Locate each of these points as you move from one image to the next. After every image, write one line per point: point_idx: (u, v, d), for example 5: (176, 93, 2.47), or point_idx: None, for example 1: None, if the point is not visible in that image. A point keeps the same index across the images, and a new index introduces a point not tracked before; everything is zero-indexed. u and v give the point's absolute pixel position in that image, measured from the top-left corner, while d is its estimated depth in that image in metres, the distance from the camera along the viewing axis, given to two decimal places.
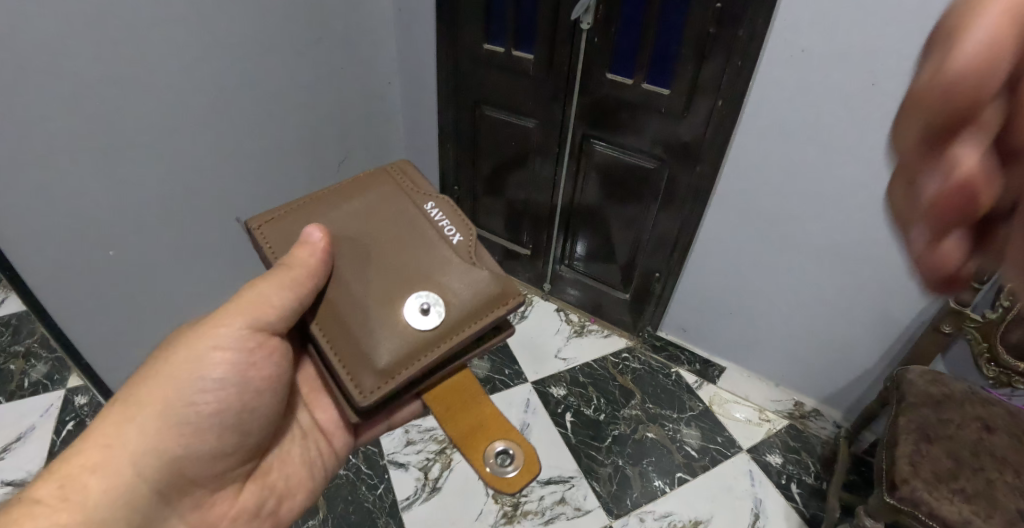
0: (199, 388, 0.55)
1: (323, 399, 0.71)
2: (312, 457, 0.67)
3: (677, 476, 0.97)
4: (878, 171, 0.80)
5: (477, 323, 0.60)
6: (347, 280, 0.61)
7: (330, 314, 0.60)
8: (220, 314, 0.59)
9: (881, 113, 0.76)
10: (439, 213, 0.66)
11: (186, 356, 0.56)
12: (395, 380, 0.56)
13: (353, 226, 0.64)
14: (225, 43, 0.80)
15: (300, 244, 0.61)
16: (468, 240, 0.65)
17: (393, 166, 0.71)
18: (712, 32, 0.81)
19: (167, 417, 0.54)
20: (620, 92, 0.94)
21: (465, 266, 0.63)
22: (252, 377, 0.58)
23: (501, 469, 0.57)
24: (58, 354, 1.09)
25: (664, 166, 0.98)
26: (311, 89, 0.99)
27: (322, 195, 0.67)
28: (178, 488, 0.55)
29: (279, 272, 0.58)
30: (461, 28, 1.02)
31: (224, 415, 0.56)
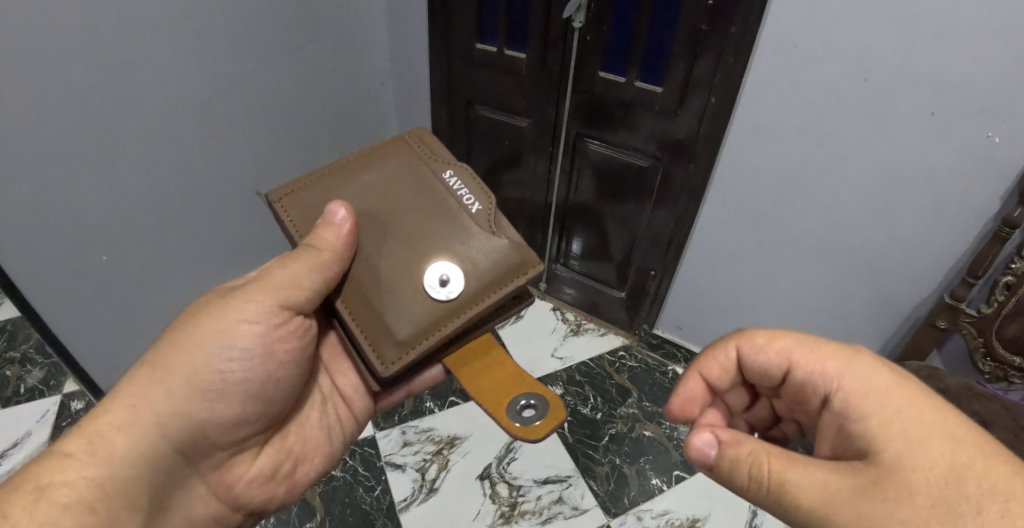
0: (226, 356, 0.52)
1: (345, 365, 0.67)
2: (331, 424, 0.64)
3: (674, 474, 0.97)
4: (873, 167, 0.81)
5: (496, 294, 0.58)
6: (369, 252, 0.59)
7: (350, 286, 0.59)
8: (249, 285, 0.55)
9: (875, 109, 0.76)
10: (457, 182, 0.63)
11: (214, 326, 0.52)
12: (416, 351, 0.56)
13: (373, 197, 0.61)
14: (218, 46, 0.80)
15: (325, 224, 0.58)
16: (488, 210, 0.62)
17: (411, 133, 0.67)
18: (704, 30, 0.81)
19: (194, 380, 0.50)
20: (613, 91, 0.93)
21: (485, 235, 0.60)
22: (279, 350, 0.55)
23: (525, 418, 0.55)
24: (53, 359, 1.09)
25: (657, 164, 0.98)
26: (306, 93, 0.99)
27: (342, 166, 0.64)
28: (198, 451, 0.52)
29: (307, 255, 0.56)
30: (452, 27, 1.01)
31: (249, 385, 0.53)
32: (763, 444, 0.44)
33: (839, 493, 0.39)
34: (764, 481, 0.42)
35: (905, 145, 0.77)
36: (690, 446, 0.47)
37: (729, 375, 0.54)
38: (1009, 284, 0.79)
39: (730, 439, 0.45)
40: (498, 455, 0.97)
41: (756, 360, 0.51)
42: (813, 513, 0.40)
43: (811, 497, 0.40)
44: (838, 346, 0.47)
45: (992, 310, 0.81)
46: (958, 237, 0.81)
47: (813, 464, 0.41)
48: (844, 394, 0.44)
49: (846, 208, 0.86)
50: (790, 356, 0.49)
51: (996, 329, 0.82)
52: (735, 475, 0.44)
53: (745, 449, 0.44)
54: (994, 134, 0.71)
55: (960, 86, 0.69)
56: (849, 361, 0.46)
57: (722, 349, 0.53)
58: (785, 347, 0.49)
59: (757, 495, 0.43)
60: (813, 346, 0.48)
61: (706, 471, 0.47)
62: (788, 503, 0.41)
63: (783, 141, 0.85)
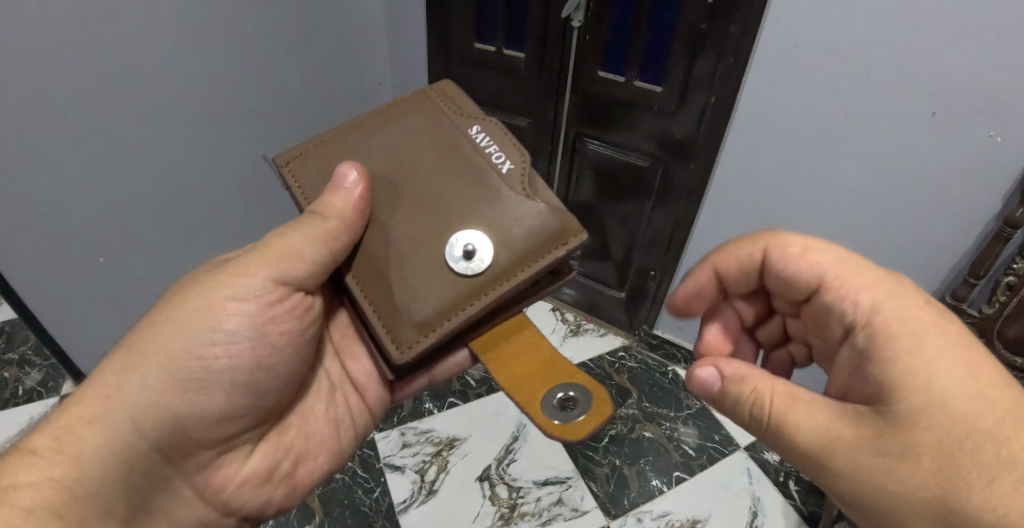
0: (209, 339, 0.47)
1: (357, 347, 0.62)
2: (337, 415, 0.59)
3: (675, 475, 0.97)
4: (874, 166, 0.80)
5: (532, 268, 0.49)
6: (383, 219, 0.52)
7: (364, 260, 0.52)
8: (240, 259, 0.50)
9: (877, 107, 0.75)
10: (485, 138, 0.54)
11: (199, 305, 0.48)
12: (436, 333, 0.48)
13: (389, 156, 0.54)
14: (216, 46, 0.79)
15: (333, 187, 0.51)
16: (521, 169, 0.52)
17: (434, 85, 0.59)
18: (704, 28, 0.80)
19: (172, 368, 0.46)
20: (612, 90, 0.93)
21: (519, 199, 0.51)
22: (272, 332, 0.50)
23: (560, 412, 0.46)
24: (51, 361, 1.08)
25: (656, 163, 0.97)
26: (304, 92, 0.99)
27: (356, 123, 0.57)
28: (181, 451, 0.47)
29: (312, 223, 0.50)
30: (451, 26, 1.01)
31: (237, 372, 0.48)
32: (768, 378, 0.43)
33: (838, 440, 0.39)
34: (764, 416, 0.42)
35: (907, 144, 0.76)
36: (694, 381, 0.46)
37: (746, 277, 0.54)
38: (1011, 284, 0.79)
39: (734, 376, 0.44)
40: (498, 456, 0.97)
41: (782, 269, 0.50)
42: (811, 454, 0.40)
43: (811, 436, 0.40)
44: (882, 275, 0.45)
45: (993, 311, 0.81)
46: (959, 237, 0.80)
47: (815, 402, 0.41)
48: (869, 326, 0.42)
49: (847, 207, 0.86)
50: (822, 274, 0.47)
51: (997, 330, 0.82)
52: (737, 408, 0.44)
53: (748, 383, 0.44)
54: (995, 134, 0.70)
55: (961, 86, 0.69)
56: (890, 291, 0.43)
57: (749, 252, 0.53)
58: (818, 263, 0.48)
59: (758, 427, 0.43)
60: (851, 264, 0.46)
61: (708, 401, 0.47)
62: (786, 439, 0.41)
63: (783, 141, 0.85)
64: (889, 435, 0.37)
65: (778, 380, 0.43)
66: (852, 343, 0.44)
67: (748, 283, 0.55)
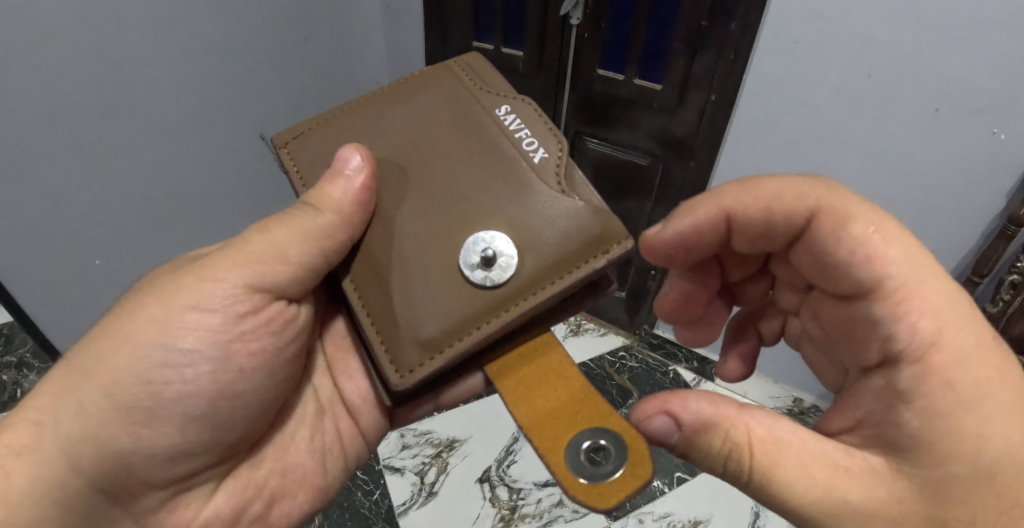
0: (154, 361, 0.44)
1: (351, 363, 0.59)
2: (323, 445, 0.56)
3: (676, 476, 0.95)
4: (877, 164, 0.80)
5: (560, 282, 0.44)
6: (390, 217, 0.48)
7: (366, 262, 0.48)
8: (211, 260, 0.47)
9: (878, 104, 0.75)
10: (515, 121, 0.49)
11: (154, 313, 0.45)
12: (442, 356, 0.43)
13: (402, 141, 0.50)
14: (210, 47, 0.79)
15: (337, 171, 0.48)
16: (556, 159, 0.47)
17: (460, 60, 0.55)
18: (703, 25, 0.79)
19: (113, 396, 0.42)
20: (610, 89, 0.92)
21: (552, 195, 0.45)
22: (237, 351, 0.47)
23: (588, 467, 0.38)
24: (48, 364, 1.06)
25: (657, 162, 0.96)
26: (301, 91, 0.98)
27: (371, 101, 0.53)
28: (127, 491, 0.44)
29: (305, 216, 0.47)
30: (449, 25, 0.99)
31: (193, 400, 0.45)
32: (741, 423, 0.38)
33: (844, 503, 0.36)
34: (745, 470, 0.38)
35: (909, 142, 0.75)
36: (648, 432, 0.39)
37: (768, 232, 0.50)
38: (1015, 283, 0.79)
39: (698, 424, 0.38)
40: (498, 457, 0.96)
41: (831, 240, 0.44)
42: (809, 514, 0.37)
43: (807, 493, 0.37)
44: (952, 293, 0.40)
45: (997, 310, 0.81)
46: (964, 234, 0.80)
47: (805, 453, 0.38)
48: (924, 364, 0.38)
49: None
50: (884, 275, 0.41)
51: (1001, 329, 0.81)
52: (710, 461, 0.39)
53: (720, 433, 0.38)
54: (999, 131, 0.69)
55: (966, 82, 0.68)
56: (954, 320, 0.39)
57: (793, 207, 0.47)
58: (886, 241, 0.42)
59: (734, 479, 0.39)
60: (928, 273, 0.41)
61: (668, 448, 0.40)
62: (769, 492, 0.38)
63: (784, 139, 0.84)
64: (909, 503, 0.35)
65: (754, 425, 0.38)
66: (891, 372, 0.40)
67: (764, 238, 0.51)
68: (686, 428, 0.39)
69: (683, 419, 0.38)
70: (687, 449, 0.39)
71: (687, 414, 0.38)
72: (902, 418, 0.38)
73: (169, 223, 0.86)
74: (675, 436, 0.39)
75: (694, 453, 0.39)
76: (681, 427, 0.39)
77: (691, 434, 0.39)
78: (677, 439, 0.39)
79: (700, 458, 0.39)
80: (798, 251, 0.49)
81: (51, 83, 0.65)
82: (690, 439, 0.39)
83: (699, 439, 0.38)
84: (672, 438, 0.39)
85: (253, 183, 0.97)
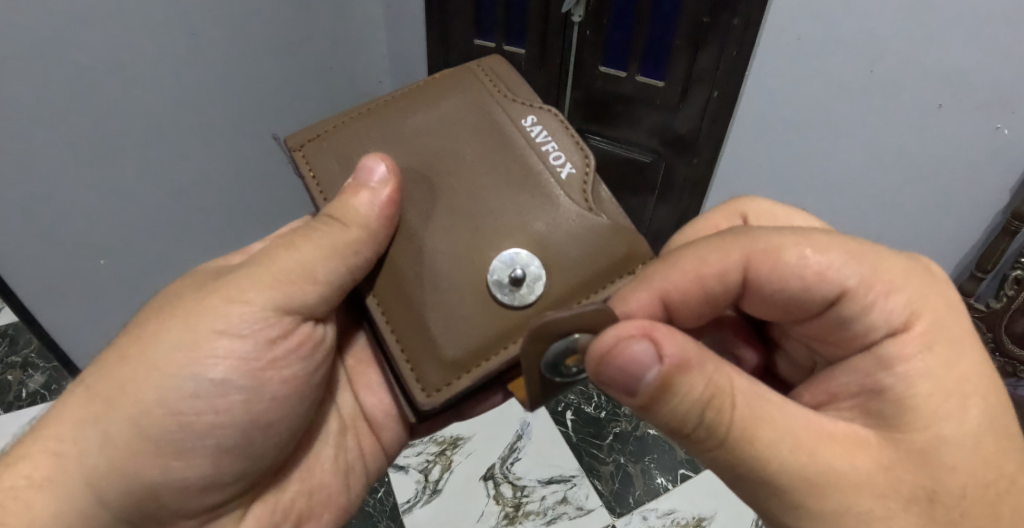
0: (186, 391, 0.43)
1: (372, 376, 0.60)
2: (347, 462, 0.57)
3: (680, 473, 0.95)
4: (881, 158, 0.81)
5: (589, 300, 0.44)
6: (414, 230, 0.47)
7: (389, 279, 0.47)
8: (236, 280, 0.47)
9: (880, 97, 0.75)
10: (541, 132, 0.50)
11: (180, 337, 0.44)
12: (469, 375, 0.43)
13: (425, 150, 0.50)
14: (207, 49, 0.78)
15: (361, 179, 0.47)
16: (583, 174, 0.48)
17: (482, 64, 0.55)
18: (706, 22, 0.78)
19: (141, 427, 0.42)
20: (613, 85, 0.91)
21: (580, 211, 0.46)
22: (269, 379, 0.47)
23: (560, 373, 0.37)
24: (54, 363, 1.07)
25: (660, 158, 0.96)
26: (302, 89, 0.97)
27: (393, 105, 0.53)
28: (157, 519, 0.45)
29: (333, 231, 0.46)
30: (449, 21, 0.98)
31: (225, 432, 0.45)
32: (722, 370, 0.34)
33: (834, 472, 0.33)
34: (725, 425, 0.33)
35: (908, 137, 0.77)
36: (621, 366, 0.32)
37: (707, 297, 0.45)
38: (1019, 278, 0.83)
39: (680, 365, 0.32)
40: (503, 455, 0.96)
41: (775, 278, 0.41)
42: (788, 481, 0.34)
43: (792, 456, 0.34)
44: (908, 265, 0.40)
45: (1001, 306, 0.86)
46: (970, 229, 0.83)
47: (788, 415, 0.35)
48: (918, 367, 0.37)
49: (858, 202, 0.87)
50: (841, 284, 0.39)
51: (1004, 325, 0.86)
52: (681, 412, 0.33)
53: (701, 374, 0.33)
54: (1002, 126, 0.71)
55: (971, 75, 0.69)
56: (921, 292, 0.39)
57: (724, 265, 0.44)
58: (826, 252, 0.40)
59: (700, 438, 0.34)
60: (881, 263, 0.40)
61: (629, 399, 0.34)
62: (745, 458, 0.34)
63: (787, 136, 0.85)
64: (902, 471, 0.34)
65: (737, 378, 0.35)
66: None
67: (711, 309, 0.47)
68: (668, 372, 0.32)
69: (669, 363, 0.32)
70: (653, 401, 0.33)
71: (673, 354, 0.32)
72: (880, 382, 0.37)
73: (180, 231, 0.88)
74: (649, 382, 0.32)
75: (656, 405, 0.34)
76: (664, 370, 0.32)
77: (670, 380, 0.32)
78: (648, 387, 0.32)
79: (661, 411, 0.34)
80: (749, 301, 0.45)
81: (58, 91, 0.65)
82: (665, 387, 0.32)
83: (675, 387, 0.32)
84: (643, 386, 0.32)
85: (258, 187, 0.97)
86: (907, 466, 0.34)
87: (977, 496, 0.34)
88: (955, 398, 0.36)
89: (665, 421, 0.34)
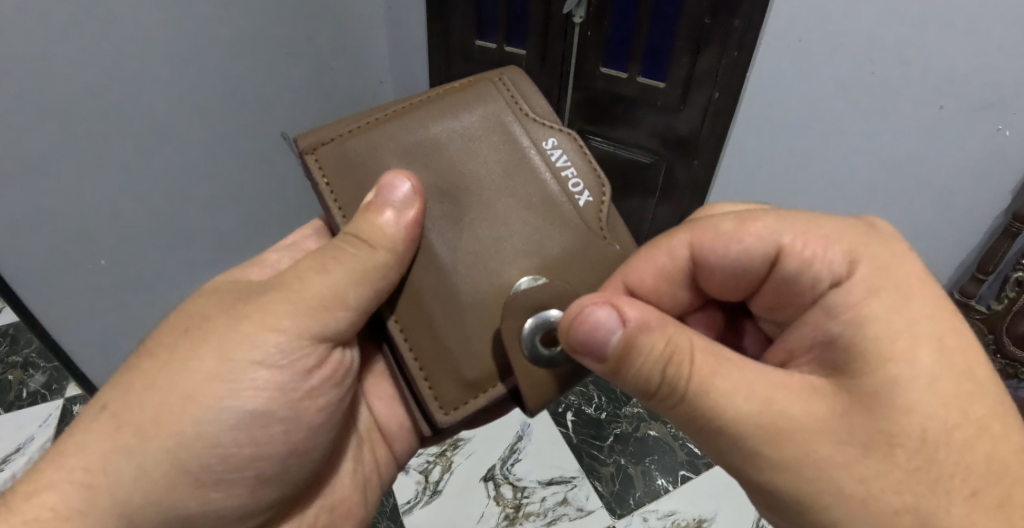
0: (226, 422, 0.42)
1: (386, 387, 0.59)
2: (365, 476, 0.57)
3: (681, 474, 0.95)
4: (885, 159, 0.81)
5: None
6: (437, 251, 0.47)
7: (411, 299, 0.47)
8: (268, 305, 0.44)
9: (884, 97, 0.75)
10: (561, 157, 0.51)
11: (219, 367, 0.42)
12: (484, 395, 0.46)
13: (450, 169, 0.48)
14: (218, 55, 0.76)
15: (385, 197, 0.45)
16: (598, 203, 0.51)
17: (503, 76, 0.53)
18: (707, 23, 0.78)
19: (179, 460, 0.41)
20: (617, 87, 0.91)
21: (596, 239, 0.50)
22: (307, 408, 0.47)
23: (539, 349, 0.44)
24: (55, 363, 1.08)
25: (662, 159, 0.95)
26: (308, 91, 0.95)
27: (415, 113, 0.50)
28: None
29: (359, 255, 0.44)
30: (452, 23, 0.98)
31: (262, 463, 0.45)
32: (685, 331, 0.35)
33: (797, 431, 0.33)
34: (683, 378, 0.34)
35: (914, 139, 0.77)
36: (586, 326, 0.36)
37: (667, 281, 0.45)
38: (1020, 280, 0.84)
39: (642, 327, 0.35)
40: (503, 456, 0.96)
41: (722, 253, 0.41)
42: (748, 432, 0.33)
43: (746, 404, 0.33)
44: (850, 224, 0.39)
45: (1002, 307, 0.86)
46: (970, 233, 0.84)
47: (748, 371, 0.35)
48: None
49: (865, 206, 0.87)
50: (781, 251, 0.39)
51: (1005, 327, 0.86)
52: (644, 371, 0.35)
53: (662, 334, 0.35)
54: (1004, 127, 0.71)
55: (970, 76, 0.69)
56: (861, 243, 0.38)
57: (673, 247, 0.44)
58: (765, 223, 0.40)
59: (663, 396, 0.35)
60: (807, 227, 0.39)
61: (596, 364, 0.37)
62: (705, 412, 0.34)
63: (788, 137, 0.85)
64: (855, 416, 0.32)
65: (697, 337, 0.36)
66: None
67: (672, 292, 0.46)
68: (631, 335, 0.35)
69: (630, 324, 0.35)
70: (620, 367, 0.36)
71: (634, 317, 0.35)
72: (830, 331, 0.36)
73: (200, 242, 0.86)
74: (613, 343, 0.35)
75: (622, 370, 0.36)
76: (626, 332, 0.35)
77: (633, 343, 0.35)
78: (613, 349, 0.35)
79: (628, 375, 0.36)
80: (710, 285, 0.44)
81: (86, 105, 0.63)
82: (629, 348, 0.35)
83: (639, 349, 0.35)
84: (609, 349, 0.36)
85: (269, 194, 0.96)
86: (859, 410, 0.32)
87: (940, 444, 0.31)
88: (909, 336, 0.33)
89: (632, 386, 0.36)
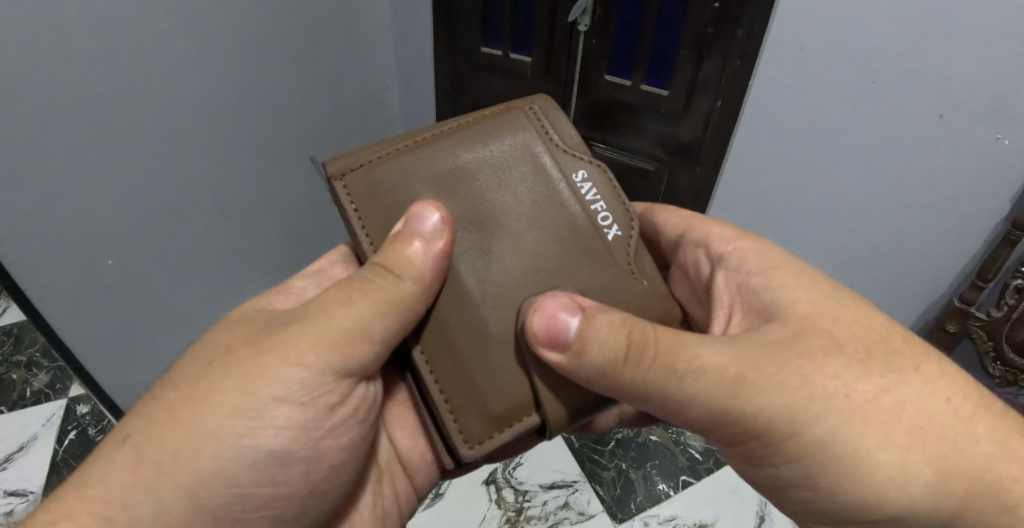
0: (246, 462, 0.43)
1: (410, 419, 0.60)
2: (383, 508, 0.58)
3: (682, 480, 0.95)
4: (886, 169, 0.82)
5: None
6: (464, 281, 0.47)
7: (436, 332, 0.47)
8: (291, 339, 0.44)
9: (882, 108, 0.77)
10: (591, 189, 0.52)
11: (244, 406, 0.42)
12: (510, 429, 0.46)
13: (477, 199, 0.49)
14: (227, 66, 0.76)
15: (414, 226, 0.46)
16: (627, 238, 0.51)
17: (534, 103, 0.54)
18: (710, 32, 0.79)
19: (199, 500, 0.41)
20: (621, 94, 0.92)
21: (625, 275, 0.50)
22: (327, 448, 0.48)
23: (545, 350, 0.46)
24: (58, 363, 1.09)
25: (665, 167, 0.96)
26: (315, 97, 0.95)
27: (445, 142, 0.50)
28: None
29: (386, 285, 0.44)
30: (459, 32, 0.99)
31: (281, 503, 0.46)
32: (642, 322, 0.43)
33: None
34: (652, 341, 0.41)
35: (913, 146, 0.78)
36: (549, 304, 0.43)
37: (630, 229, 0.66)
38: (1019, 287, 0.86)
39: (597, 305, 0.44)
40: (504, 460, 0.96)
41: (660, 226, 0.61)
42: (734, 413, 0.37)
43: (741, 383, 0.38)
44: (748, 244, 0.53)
45: (1001, 314, 0.88)
46: (970, 244, 0.85)
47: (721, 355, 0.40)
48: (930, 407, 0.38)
49: (869, 219, 0.88)
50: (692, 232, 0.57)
51: (1005, 334, 0.89)
52: (608, 339, 0.41)
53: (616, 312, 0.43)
54: (1003, 136, 0.72)
55: (965, 85, 0.71)
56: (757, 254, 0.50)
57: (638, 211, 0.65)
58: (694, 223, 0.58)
59: (639, 363, 0.40)
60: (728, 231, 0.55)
61: (559, 354, 0.42)
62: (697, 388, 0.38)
63: (794, 152, 0.86)
64: None
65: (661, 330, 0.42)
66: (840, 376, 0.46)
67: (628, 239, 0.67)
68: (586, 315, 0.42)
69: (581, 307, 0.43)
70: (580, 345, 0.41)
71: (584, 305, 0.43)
72: None
73: (212, 256, 0.87)
74: (572, 323, 0.42)
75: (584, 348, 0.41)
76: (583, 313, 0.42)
77: (590, 321, 0.42)
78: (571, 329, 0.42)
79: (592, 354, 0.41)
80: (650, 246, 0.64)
81: (100, 118, 0.63)
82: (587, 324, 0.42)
83: (597, 325, 0.41)
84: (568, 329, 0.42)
85: (280, 206, 0.97)
86: None
87: None
88: None
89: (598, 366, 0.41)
